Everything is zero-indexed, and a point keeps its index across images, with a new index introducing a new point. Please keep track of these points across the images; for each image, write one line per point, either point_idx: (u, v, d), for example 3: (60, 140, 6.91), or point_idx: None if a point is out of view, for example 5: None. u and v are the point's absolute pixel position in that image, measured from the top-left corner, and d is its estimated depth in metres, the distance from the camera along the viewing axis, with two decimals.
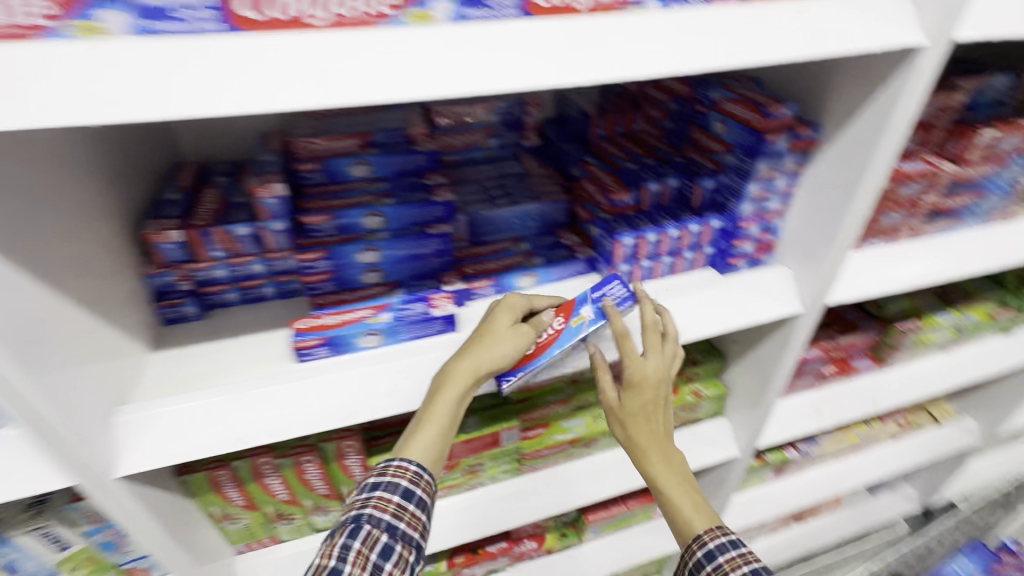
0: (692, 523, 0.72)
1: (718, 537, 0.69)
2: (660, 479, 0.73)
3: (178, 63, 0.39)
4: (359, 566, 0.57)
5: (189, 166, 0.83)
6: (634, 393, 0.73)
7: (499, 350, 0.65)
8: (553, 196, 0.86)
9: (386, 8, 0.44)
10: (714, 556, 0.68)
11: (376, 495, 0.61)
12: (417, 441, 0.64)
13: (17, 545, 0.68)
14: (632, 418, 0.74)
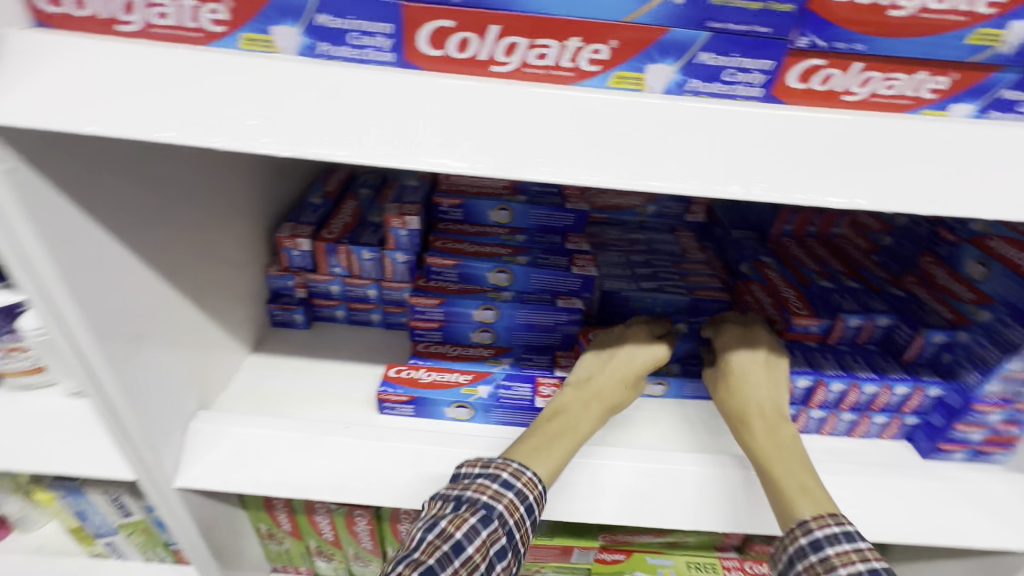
0: (796, 507, 0.47)
1: (829, 526, 0.44)
2: (779, 471, 0.51)
3: (337, 96, 0.33)
4: (483, 556, 0.44)
5: (339, 172, 0.82)
6: (734, 371, 0.59)
7: (637, 372, 0.60)
8: (711, 292, 0.71)
9: (592, 65, 0.34)
10: (823, 550, 0.43)
11: (507, 498, 0.48)
12: (543, 456, 0.53)
13: (91, 499, 0.69)
14: (740, 391, 0.58)
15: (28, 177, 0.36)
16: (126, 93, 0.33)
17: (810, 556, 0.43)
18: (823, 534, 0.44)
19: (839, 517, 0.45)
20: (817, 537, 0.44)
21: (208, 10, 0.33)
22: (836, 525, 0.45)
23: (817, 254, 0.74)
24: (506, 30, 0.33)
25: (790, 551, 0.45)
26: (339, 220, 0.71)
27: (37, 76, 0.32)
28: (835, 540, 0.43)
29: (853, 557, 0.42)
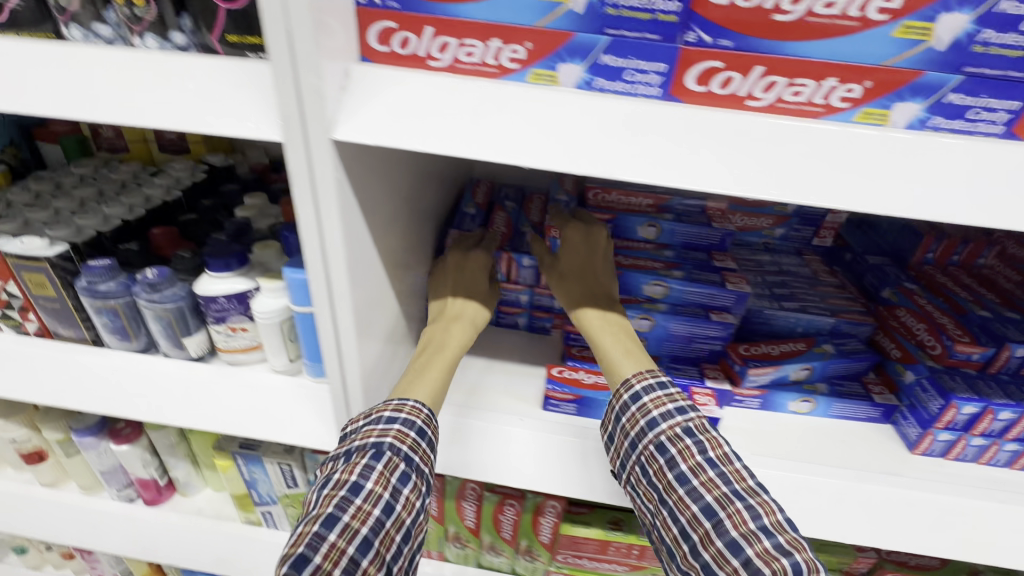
0: (620, 370, 0.61)
1: (646, 379, 0.58)
2: (609, 346, 0.63)
3: (614, 124, 0.39)
4: (382, 487, 0.50)
5: (484, 184, 0.89)
6: (567, 265, 0.68)
7: (474, 289, 0.70)
8: (854, 315, 0.73)
9: (843, 102, 0.38)
10: (641, 400, 0.57)
11: (395, 429, 0.54)
12: (418, 384, 0.60)
13: (265, 469, 0.78)
14: (570, 278, 0.68)
15: (346, 189, 0.43)
16: (441, 119, 0.40)
17: (632, 408, 0.57)
18: (659, 412, 0.56)
19: (656, 371, 0.59)
20: (653, 416, 0.56)
21: (509, 50, 0.39)
22: (669, 404, 0.57)
23: (964, 283, 0.74)
24: (770, 71, 0.37)
25: (632, 432, 0.56)
26: (497, 229, 0.78)
27: (375, 104, 0.40)
28: (668, 417, 0.56)
29: (710, 449, 0.53)
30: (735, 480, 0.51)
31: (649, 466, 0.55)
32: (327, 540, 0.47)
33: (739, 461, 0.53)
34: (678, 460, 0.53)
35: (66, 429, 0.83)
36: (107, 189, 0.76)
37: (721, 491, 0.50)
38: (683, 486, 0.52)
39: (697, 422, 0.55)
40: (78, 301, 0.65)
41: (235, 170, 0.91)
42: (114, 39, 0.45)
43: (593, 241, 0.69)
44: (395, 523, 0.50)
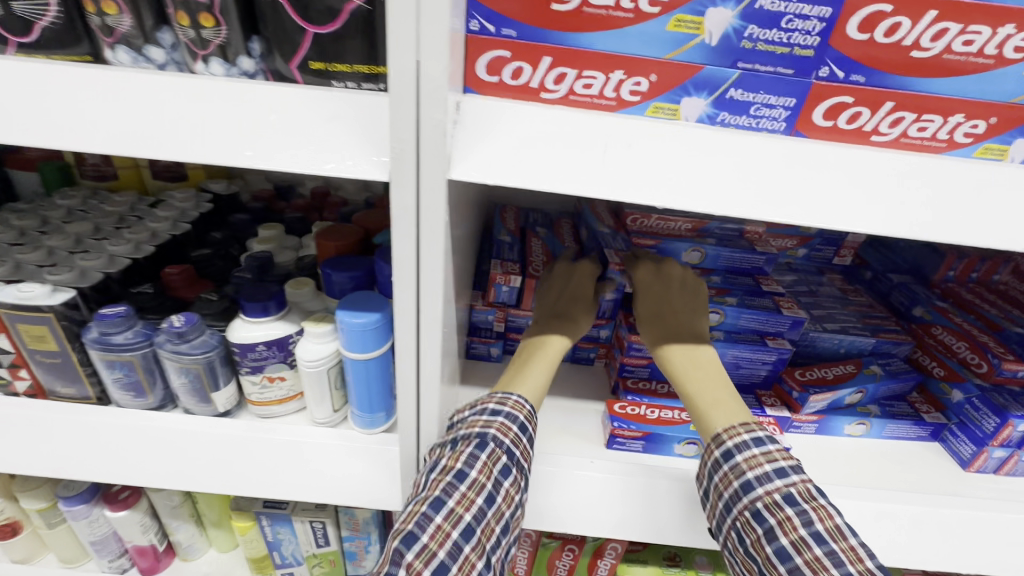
0: (710, 420, 0.55)
1: (739, 435, 0.52)
2: (695, 393, 0.57)
3: (747, 159, 0.37)
4: (486, 476, 0.48)
5: (512, 210, 0.85)
6: (649, 305, 0.64)
7: (575, 297, 0.68)
8: (892, 334, 0.74)
9: (965, 138, 0.38)
10: (734, 458, 0.51)
11: (499, 422, 0.51)
12: (521, 384, 0.58)
13: (293, 528, 0.70)
14: (649, 320, 0.64)
15: (447, 229, 0.39)
16: (565, 156, 0.37)
17: (725, 466, 0.51)
18: (755, 475, 0.49)
19: (749, 424, 0.53)
20: (748, 478, 0.49)
21: (631, 82, 0.37)
22: (769, 464, 0.50)
23: (988, 301, 0.77)
24: (899, 106, 0.37)
25: (726, 494, 0.50)
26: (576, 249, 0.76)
27: (492, 139, 0.36)
28: (767, 480, 0.48)
29: (817, 520, 0.45)
30: (848, 561, 0.43)
31: (746, 533, 0.48)
32: (433, 522, 0.45)
33: (855, 536, 0.45)
34: (777, 532, 0.46)
35: (50, 496, 0.73)
36: (105, 225, 0.68)
37: (830, 574, 0.42)
38: (783, 564, 0.45)
39: (801, 487, 0.48)
40: (85, 355, 0.57)
41: (240, 198, 0.84)
42: (169, 64, 0.39)
43: (671, 279, 0.65)
44: (496, 515, 0.48)
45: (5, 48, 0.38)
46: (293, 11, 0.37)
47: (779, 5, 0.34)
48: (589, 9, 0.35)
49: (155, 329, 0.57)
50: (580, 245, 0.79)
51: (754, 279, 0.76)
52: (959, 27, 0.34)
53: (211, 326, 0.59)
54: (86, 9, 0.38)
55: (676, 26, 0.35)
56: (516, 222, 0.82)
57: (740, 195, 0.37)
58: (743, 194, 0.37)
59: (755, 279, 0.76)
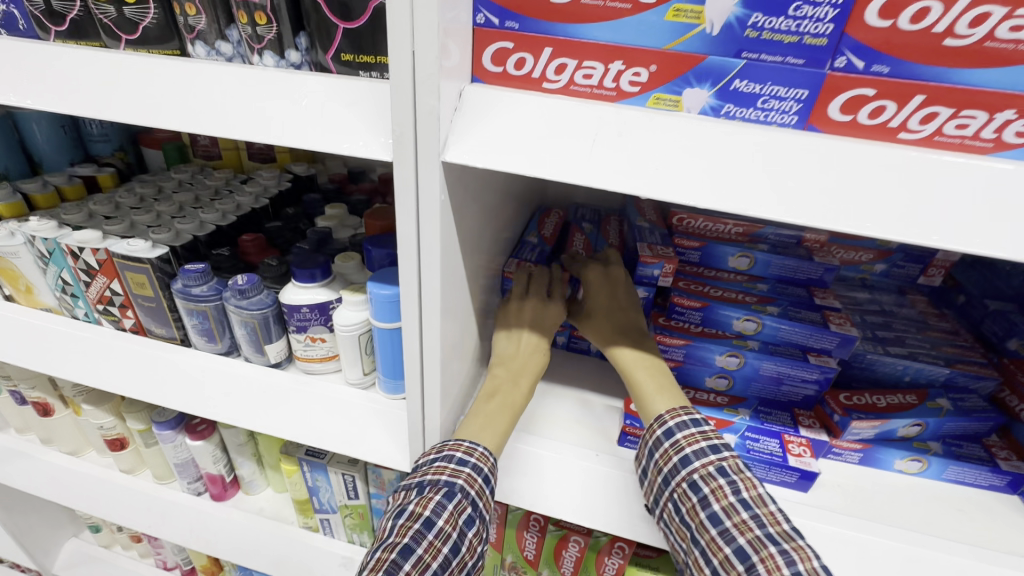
0: (653, 405, 0.58)
1: (680, 415, 0.56)
2: (640, 381, 0.61)
3: (746, 152, 0.36)
4: (452, 525, 0.51)
5: (554, 214, 0.84)
6: (593, 305, 0.67)
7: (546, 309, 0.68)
8: (972, 367, 0.65)
9: (1019, 137, 0.33)
10: (674, 436, 0.55)
11: (465, 473, 0.54)
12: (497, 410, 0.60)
13: (328, 478, 0.78)
14: (596, 317, 0.67)
15: (447, 209, 0.42)
16: (557, 144, 0.38)
17: (665, 443, 0.55)
18: (693, 450, 0.54)
19: (688, 408, 0.57)
20: (686, 453, 0.54)
21: (631, 73, 0.37)
22: (703, 441, 0.54)
23: None
24: (931, 100, 0.33)
25: (665, 471, 0.54)
26: (612, 253, 0.73)
27: (489, 125, 0.39)
28: (702, 454, 0.53)
29: (744, 489, 0.50)
30: (769, 523, 0.48)
31: (682, 503, 0.52)
32: (402, 569, 0.49)
33: (774, 503, 0.50)
34: (710, 500, 0.50)
35: (147, 420, 0.88)
36: (203, 196, 0.80)
37: (754, 534, 0.47)
38: (714, 526, 0.49)
39: (730, 462, 0.52)
40: (172, 302, 0.68)
41: (316, 180, 0.93)
42: (235, 56, 0.47)
43: (619, 286, 0.68)
44: (459, 564, 0.52)
45: (119, 44, 0.48)
46: (328, 9, 0.41)
47: None
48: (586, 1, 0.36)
49: (225, 286, 0.66)
50: (623, 242, 0.78)
51: (807, 290, 0.70)
52: (1005, 10, 0.30)
53: (269, 287, 0.67)
54: (176, 11, 0.46)
55: (676, 15, 0.35)
56: (553, 226, 0.81)
57: (736, 191, 0.36)
58: (739, 189, 0.36)
59: (809, 290, 0.70)
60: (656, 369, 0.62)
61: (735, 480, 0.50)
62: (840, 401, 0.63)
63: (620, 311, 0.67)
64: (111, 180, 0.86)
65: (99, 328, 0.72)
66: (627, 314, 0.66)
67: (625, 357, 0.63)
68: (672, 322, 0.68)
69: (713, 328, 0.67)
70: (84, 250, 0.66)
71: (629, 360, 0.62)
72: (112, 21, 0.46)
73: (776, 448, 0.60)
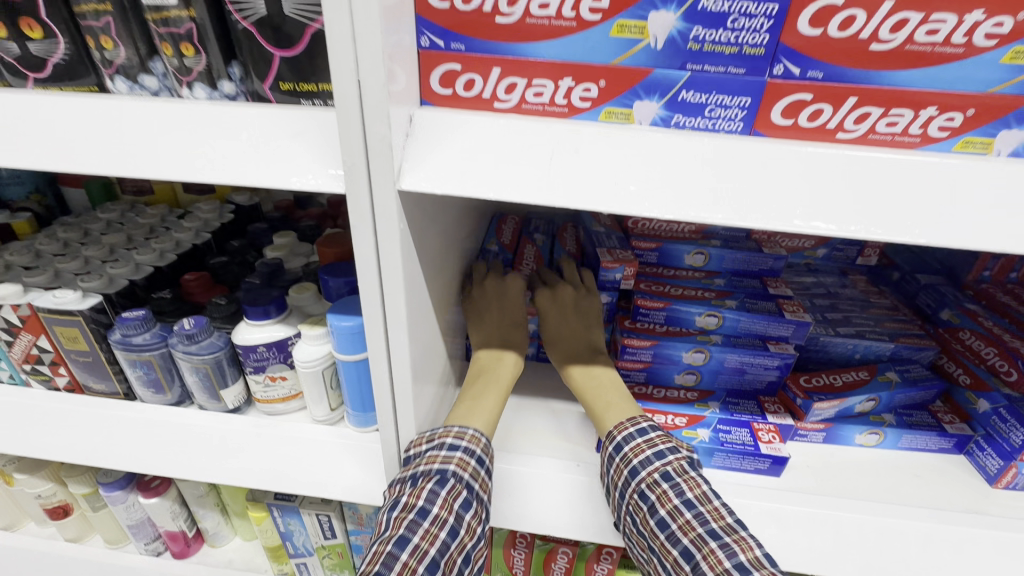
0: (604, 420, 0.60)
1: (627, 429, 0.57)
2: (592, 399, 0.63)
3: (698, 158, 0.36)
4: (448, 510, 0.49)
5: (510, 220, 0.85)
6: (553, 326, 0.70)
7: (514, 322, 0.70)
8: (914, 339, 0.69)
9: (941, 131, 0.35)
10: (622, 449, 0.55)
11: (458, 456, 0.52)
12: (477, 412, 0.59)
13: (302, 520, 0.74)
14: (558, 344, 0.69)
15: (407, 236, 0.41)
16: (515, 166, 0.37)
17: (616, 458, 0.55)
18: (640, 461, 0.54)
19: (636, 418, 0.58)
20: (634, 464, 0.54)
21: (581, 89, 0.37)
22: (649, 449, 0.55)
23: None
24: (863, 101, 0.35)
25: (618, 485, 0.54)
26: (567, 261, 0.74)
27: (442, 149, 0.38)
28: (647, 462, 0.53)
29: (687, 490, 0.51)
30: (712, 519, 0.49)
31: (636, 514, 0.52)
32: (400, 559, 0.47)
33: (718, 498, 0.51)
34: (657, 506, 0.51)
35: (93, 482, 0.81)
36: (136, 235, 0.75)
37: (697, 532, 0.48)
38: (663, 531, 0.50)
39: (674, 465, 0.53)
40: (112, 354, 0.63)
41: (260, 208, 0.89)
42: (161, 90, 0.44)
43: (570, 302, 0.69)
44: (458, 547, 0.49)
45: (25, 83, 0.43)
46: (261, 37, 0.39)
47: (722, 4, 0.34)
48: (532, 20, 0.36)
49: (170, 331, 0.62)
50: (582, 249, 0.78)
51: (761, 281, 0.72)
52: (920, 16, 0.33)
53: (220, 328, 0.63)
54: (90, 44, 0.42)
55: (620, 31, 0.36)
56: (512, 233, 0.81)
57: (694, 198, 0.36)
58: (696, 196, 0.36)
59: (762, 281, 0.72)
60: (617, 390, 0.63)
61: (678, 483, 0.51)
62: (799, 384, 0.66)
63: (570, 328, 0.69)
64: (28, 226, 0.79)
65: (28, 391, 0.65)
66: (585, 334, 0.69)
67: (581, 382, 0.65)
68: (638, 324, 0.69)
69: (677, 326, 0.68)
70: (3, 307, 0.61)
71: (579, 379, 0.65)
72: (15, 59, 0.42)
73: (749, 437, 0.62)
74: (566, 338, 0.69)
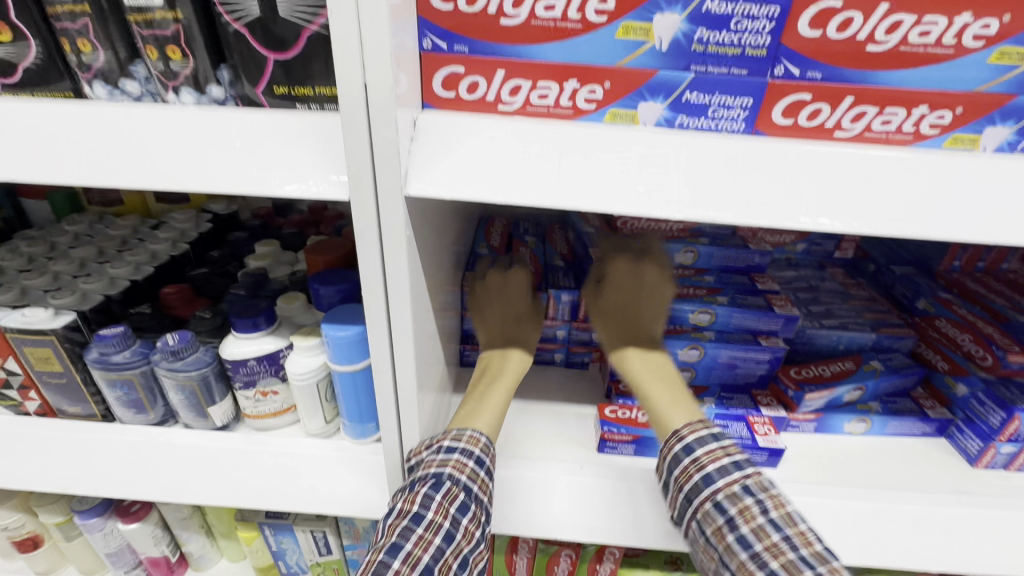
0: (666, 417, 0.56)
1: (698, 430, 0.53)
2: (648, 392, 0.59)
3: (704, 158, 0.37)
4: (443, 515, 0.49)
5: (499, 223, 0.85)
6: (607, 305, 0.66)
7: (520, 315, 0.68)
8: (894, 329, 0.72)
9: (932, 129, 0.37)
10: (693, 452, 0.52)
11: (454, 459, 0.51)
12: (481, 412, 0.57)
13: (295, 538, 0.72)
14: (608, 321, 0.65)
15: (411, 242, 0.40)
16: (523, 167, 0.37)
17: (685, 460, 0.52)
18: (716, 468, 0.50)
19: (705, 420, 0.54)
20: (709, 471, 0.50)
21: (586, 90, 0.37)
22: (727, 458, 0.51)
23: (998, 292, 0.74)
24: (860, 100, 0.36)
25: (685, 488, 0.51)
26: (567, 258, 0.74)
27: (449, 153, 0.37)
28: (726, 472, 0.50)
29: (773, 508, 0.47)
30: (803, 544, 0.45)
31: (707, 525, 0.49)
32: (392, 567, 0.46)
33: (806, 521, 0.47)
34: (738, 522, 0.47)
35: (66, 511, 0.76)
36: (108, 248, 0.71)
37: (789, 557, 0.44)
38: (744, 549, 0.46)
39: (756, 479, 0.49)
40: (88, 374, 0.59)
41: (239, 217, 0.86)
42: (144, 95, 0.41)
43: (637, 291, 0.66)
44: (455, 552, 0.48)
45: None
46: (253, 39, 0.38)
47: (725, 6, 0.35)
48: (537, 21, 0.36)
49: (152, 347, 0.59)
50: (572, 250, 0.79)
51: (748, 277, 0.74)
52: (913, 18, 0.34)
53: (206, 342, 0.61)
54: (65, 48, 0.40)
55: (626, 33, 0.36)
56: (502, 236, 0.81)
57: (702, 196, 0.36)
58: (704, 194, 0.36)
59: (749, 277, 0.74)
60: (678, 388, 0.59)
61: (763, 499, 0.47)
62: (789, 376, 0.68)
63: (649, 326, 0.64)
64: None
65: None
66: (637, 311, 0.65)
67: (641, 368, 0.60)
68: None
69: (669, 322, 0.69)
70: None
71: (631, 366, 0.61)
72: None
73: (745, 431, 0.63)
74: (621, 316, 0.65)
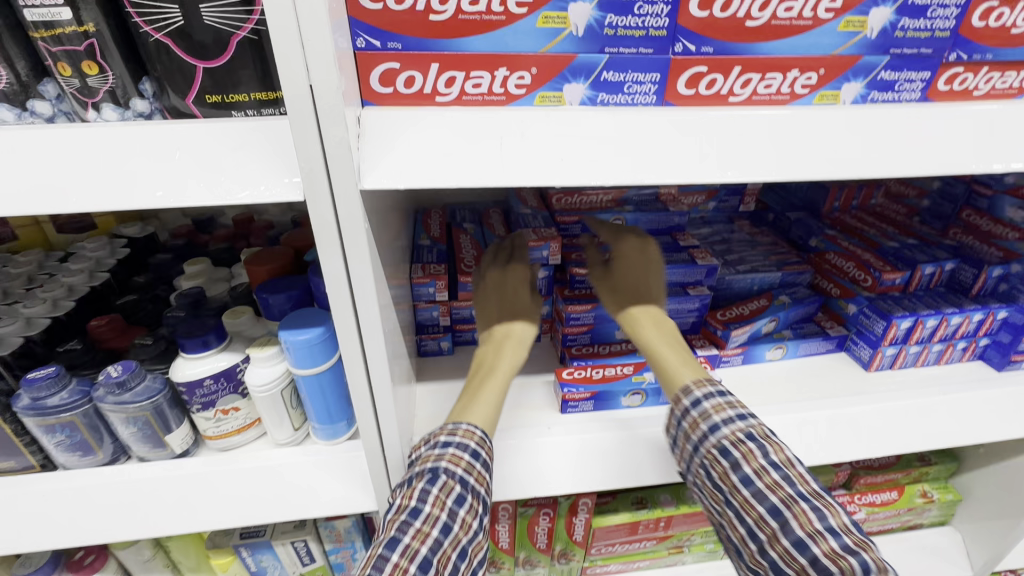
0: (679, 375, 0.62)
1: (707, 387, 0.60)
2: (660, 355, 0.64)
3: (626, 127, 0.41)
4: (439, 508, 0.50)
5: (435, 215, 0.87)
6: (618, 275, 0.69)
7: (512, 303, 0.68)
8: (795, 266, 0.83)
9: (804, 88, 0.44)
10: (701, 405, 0.59)
11: (449, 453, 0.54)
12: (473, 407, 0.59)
13: (275, 553, 0.71)
14: (615, 292, 0.69)
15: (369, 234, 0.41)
16: (469, 152, 0.39)
17: (693, 412, 0.59)
18: (721, 417, 0.57)
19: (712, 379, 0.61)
20: (715, 420, 0.57)
21: (516, 77, 0.41)
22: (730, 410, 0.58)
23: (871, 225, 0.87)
24: (747, 69, 0.43)
25: (693, 438, 0.58)
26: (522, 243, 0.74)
27: (395, 145, 0.39)
28: (730, 421, 0.57)
29: (772, 452, 0.54)
30: (798, 481, 0.52)
31: (715, 467, 0.56)
32: (391, 560, 0.47)
33: (802, 464, 0.54)
34: (742, 463, 0.54)
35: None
36: (14, 288, 0.65)
37: (785, 490, 0.52)
38: (746, 487, 0.53)
39: (756, 428, 0.56)
40: (18, 425, 0.55)
41: (158, 238, 0.81)
42: (57, 115, 0.40)
43: (644, 264, 0.70)
44: (452, 543, 0.50)
45: None
46: (177, 48, 0.37)
47: None
48: (464, 15, 0.39)
49: (92, 384, 0.56)
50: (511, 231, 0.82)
51: (671, 236, 0.82)
52: None
53: (152, 369, 0.59)
54: None
55: (545, 22, 0.40)
56: (441, 226, 0.84)
57: (629, 161, 0.41)
58: (630, 160, 0.41)
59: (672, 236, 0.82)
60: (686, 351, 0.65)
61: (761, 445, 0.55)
62: (717, 319, 0.76)
63: (656, 289, 0.69)
64: None
65: None
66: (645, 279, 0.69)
67: (654, 332, 0.65)
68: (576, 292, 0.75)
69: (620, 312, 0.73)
70: None
71: (643, 331, 0.65)
72: None
73: None
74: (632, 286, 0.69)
